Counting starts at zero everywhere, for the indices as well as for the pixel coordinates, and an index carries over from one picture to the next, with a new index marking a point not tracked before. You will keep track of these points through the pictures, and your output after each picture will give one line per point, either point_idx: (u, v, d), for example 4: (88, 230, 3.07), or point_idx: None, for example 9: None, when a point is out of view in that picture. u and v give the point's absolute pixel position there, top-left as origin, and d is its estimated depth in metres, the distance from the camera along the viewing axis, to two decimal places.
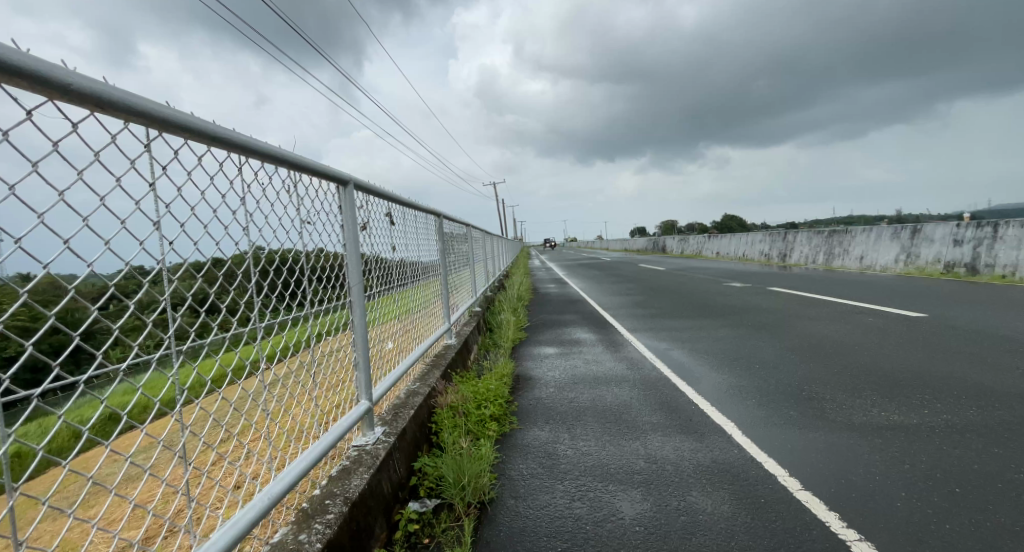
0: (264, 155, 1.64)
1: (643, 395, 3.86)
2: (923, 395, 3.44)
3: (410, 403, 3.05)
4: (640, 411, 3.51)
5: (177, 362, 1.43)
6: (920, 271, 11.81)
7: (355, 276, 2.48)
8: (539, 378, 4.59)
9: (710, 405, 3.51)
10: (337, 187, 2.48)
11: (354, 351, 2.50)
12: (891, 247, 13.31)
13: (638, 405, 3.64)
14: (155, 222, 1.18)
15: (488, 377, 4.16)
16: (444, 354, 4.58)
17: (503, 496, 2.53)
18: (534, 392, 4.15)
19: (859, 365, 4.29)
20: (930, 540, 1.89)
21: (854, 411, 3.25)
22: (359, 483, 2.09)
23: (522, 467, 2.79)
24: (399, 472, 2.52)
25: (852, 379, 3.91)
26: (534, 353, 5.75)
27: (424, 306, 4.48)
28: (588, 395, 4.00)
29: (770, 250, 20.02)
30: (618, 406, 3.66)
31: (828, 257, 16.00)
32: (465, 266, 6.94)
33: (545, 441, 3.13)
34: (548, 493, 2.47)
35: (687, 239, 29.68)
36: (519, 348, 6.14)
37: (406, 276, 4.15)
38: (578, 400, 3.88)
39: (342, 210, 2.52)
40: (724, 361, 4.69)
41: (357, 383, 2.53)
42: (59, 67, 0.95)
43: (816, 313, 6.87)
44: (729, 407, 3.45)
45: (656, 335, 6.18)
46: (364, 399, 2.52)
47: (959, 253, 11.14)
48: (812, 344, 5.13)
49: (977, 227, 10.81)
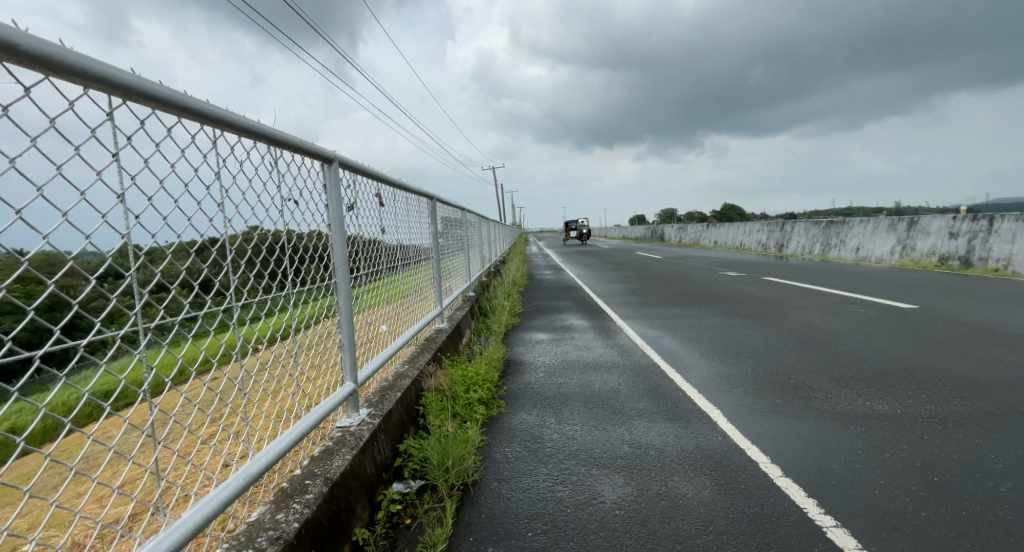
0: (238, 128, 1.59)
1: (632, 381, 3.87)
2: (909, 386, 3.47)
3: (397, 385, 3.06)
4: (628, 397, 3.51)
5: (145, 340, 1.39)
6: (916, 263, 11.83)
7: (340, 256, 2.45)
8: (529, 363, 4.60)
9: (696, 391, 3.53)
10: (321, 165, 2.42)
11: (340, 333, 2.48)
12: (887, 239, 13.29)
13: (626, 391, 3.65)
14: (118, 195, 1.14)
15: (478, 361, 4.16)
16: (434, 338, 4.59)
17: (486, 478, 2.54)
18: (523, 377, 4.15)
19: (849, 355, 4.30)
20: (904, 527, 1.92)
21: (842, 400, 3.26)
22: (341, 464, 2.09)
23: (507, 451, 2.79)
24: (383, 453, 2.53)
25: (839, 369, 3.91)
26: (526, 338, 5.72)
27: (418, 289, 4.48)
28: (578, 380, 4.00)
29: (767, 240, 20.00)
30: (607, 391, 3.67)
31: (824, 248, 16.02)
32: (459, 250, 6.89)
33: (531, 424, 3.14)
34: (531, 476, 2.48)
35: (686, 228, 29.55)
36: (512, 333, 6.10)
37: (399, 258, 4.14)
38: (567, 386, 3.88)
39: (326, 189, 2.46)
40: (714, 349, 4.70)
41: (342, 364, 2.53)
42: (6, 26, 0.90)
43: (810, 303, 6.89)
44: (715, 394, 3.47)
45: (648, 322, 6.16)
46: (348, 380, 2.52)
47: (954, 246, 11.15)
48: (803, 334, 5.12)
49: (974, 220, 10.81)
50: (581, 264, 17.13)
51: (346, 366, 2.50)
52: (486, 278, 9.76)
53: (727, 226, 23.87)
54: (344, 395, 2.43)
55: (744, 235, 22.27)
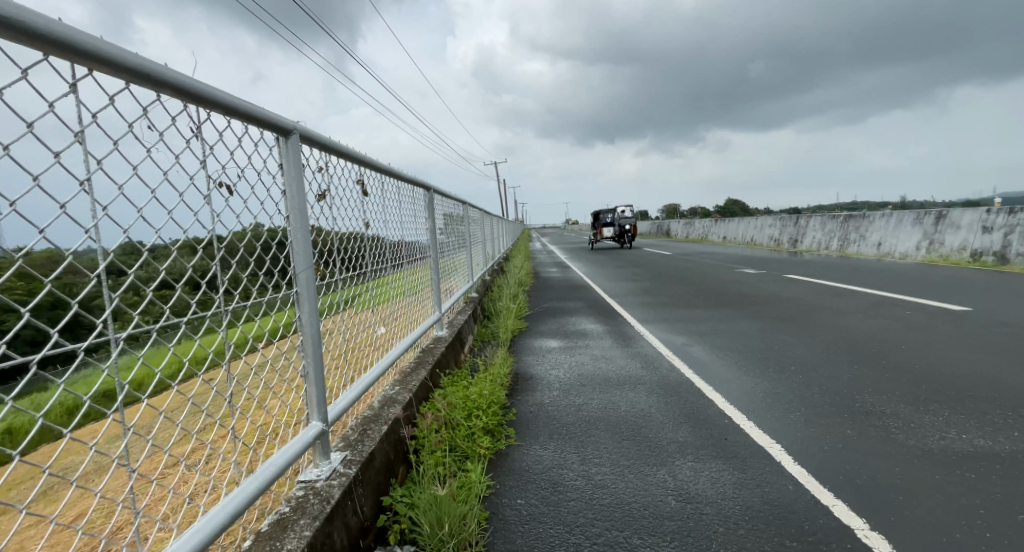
0: (111, 65, 1.04)
1: (664, 403, 3.28)
2: (1007, 413, 2.88)
3: (382, 416, 2.50)
4: (663, 425, 2.94)
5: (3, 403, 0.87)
6: (945, 260, 11.14)
7: (303, 258, 1.90)
8: (541, 377, 4.02)
9: (745, 418, 2.98)
10: (276, 137, 1.83)
11: (303, 359, 1.94)
12: (913, 234, 12.58)
13: (659, 417, 3.06)
14: None
15: (481, 378, 3.58)
16: (431, 348, 4.01)
17: (495, 547, 1.95)
18: (535, 396, 3.57)
19: (916, 369, 3.71)
20: None
21: (936, 440, 2.64)
22: (295, 545, 1.51)
23: (520, 505, 2.20)
24: (361, 513, 1.96)
25: (912, 389, 3.32)
26: (535, 346, 5.14)
27: (412, 292, 3.96)
28: (600, 401, 3.40)
29: (780, 235, 19.34)
30: (636, 417, 3.09)
31: (842, 244, 15.35)
32: (460, 248, 6.31)
33: (548, 464, 2.54)
34: (553, 548, 1.88)
35: (693, 223, 28.88)
36: (521, 339, 5.54)
37: (388, 257, 3.62)
38: (587, 408, 3.29)
39: (283, 168, 1.87)
40: (754, 360, 4.14)
41: (306, 399, 1.98)
42: None
43: (846, 304, 6.29)
44: (770, 422, 2.92)
45: (669, 327, 5.55)
46: (315, 420, 1.97)
47: (988, 241, 10.42)
48: (852, 343, 4.48)
49: (1010, 213, 10.07)
50: (586, 260, 16.61)
51: (311, 401, 1.95)
52: (489, 276, 9.16)
53: (737, 222, 23.20)
54: (302, 445, 1.82)
55: (755, 230, 21.59)
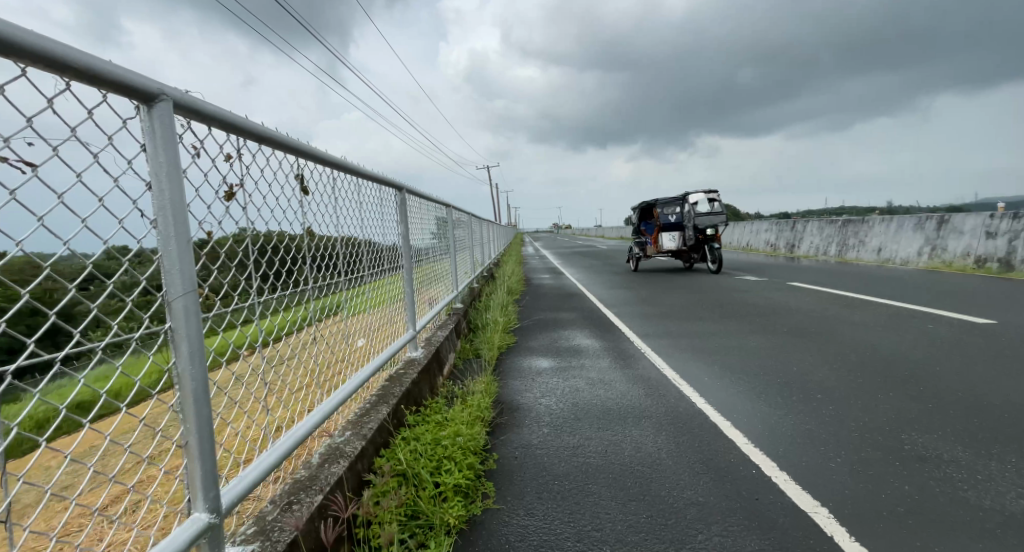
0: None
1: (676, 446, 2.74)
2: None
3: (318, 480, 1.94)
4: (677, 479, 2.39)
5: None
6: (948, 266, 10.76)
7: (180, 281, 1.36)
8: (529, 408, 3.46)
9: (775, 466, 2.44)
10: (141, 104, 1.28)
11: (183, 424, 1.40)
12: (914, 239, 12.19)
13: (671, 466, 2.52)
14: None
15: (457, 412, 3.03)
16: (402, 372, 3.45)
17: None
18: (522, 434, 3.01)
19: (963, 396, 3.18)
20: None
21: (1016, 501, 2.05)
22: None
23: None
24: None
25: (966, 423, 2.78)
26: (524, 366, 4.57)
27: (373, 310, 3.41)
28: (598, 441, 2.85)
29: (776, 240, 18.98)
30: (642, 467, 2.54)
31: (840, 249, 14.99)
32: (444, 255, 5.74)
33: (535, 540, 1.98)
34: None
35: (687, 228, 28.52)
36: (509, 357, 4.97)
37: (342, 269, 3.07)
38: (584, 453, 2.73)
39: (151, 150, 1.32)
40: (773, 384, 3.61)
41: (189, 477, 1.42)
42: None
43: (861, 316, 5.80)
44: (805, 472, 2.39)
45: (672, 343, 5.02)
46: (201, 508, 1.40)
47: (992, 247, 10.04)
48: (879, 365, 3.92)
49: (1013, 219, 9.72)
50: (579, 267, 16.13)
51: (194, 484, 1.39)
52: (478, 284, 8.56)
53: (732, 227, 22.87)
54: None
55: (750, 235, 21.27)
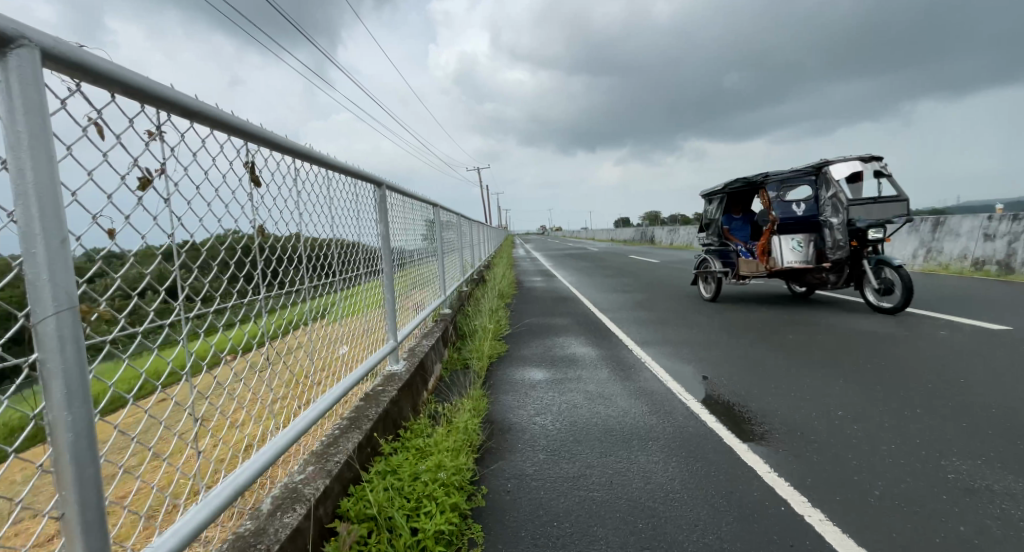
0: None
1: (690, 475, 2.41)
2: None
3: (263, 538, 1.57)
4: (696, 519, 2.05)
5: None
6: (945, 269, 10.66)
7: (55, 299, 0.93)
8: (523, 428, 3.10)
9: (808, 503, 2.11)
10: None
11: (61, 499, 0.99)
12: (910, 242, 12.10)
13: (688, 502, 2.18)
14: None
15: (441, 436, 2.67)
16: (380, 389, 3.06)
17: None
18: (515, 462, 2.65)
19: (1000, 414, 2.89)
20: None
21: None
22: None
23: None
24: None
25: (1013, 446, 2.49)
26: (515, 378, 4.21)
27: (347, 320, 3.03)
28: (600, 470, 2.51)
29: None
30: (654, 502, 2.20)
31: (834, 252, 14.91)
32: (431, 258, 5.33)
33: None
34: None
35: (678, 231, 28.43)
36: (500, 368, 4.61)
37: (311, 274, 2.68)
38: (585, 484, 2.38)
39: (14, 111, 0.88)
40: (789, 401, 3.30)
41: None
42: None
43: (869, 322, 5.55)
44: (844, 510, 2.06)
45: (675, 352, 4.71)
46: None
47: (990, 249, 9.95)
48: (901, 378, 3.63)
49: (1013, 220, 9.61)
50: (571, 270, 15.81)
51: None
52: (468, 288, 8.21)
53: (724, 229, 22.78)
54: None
55: None
